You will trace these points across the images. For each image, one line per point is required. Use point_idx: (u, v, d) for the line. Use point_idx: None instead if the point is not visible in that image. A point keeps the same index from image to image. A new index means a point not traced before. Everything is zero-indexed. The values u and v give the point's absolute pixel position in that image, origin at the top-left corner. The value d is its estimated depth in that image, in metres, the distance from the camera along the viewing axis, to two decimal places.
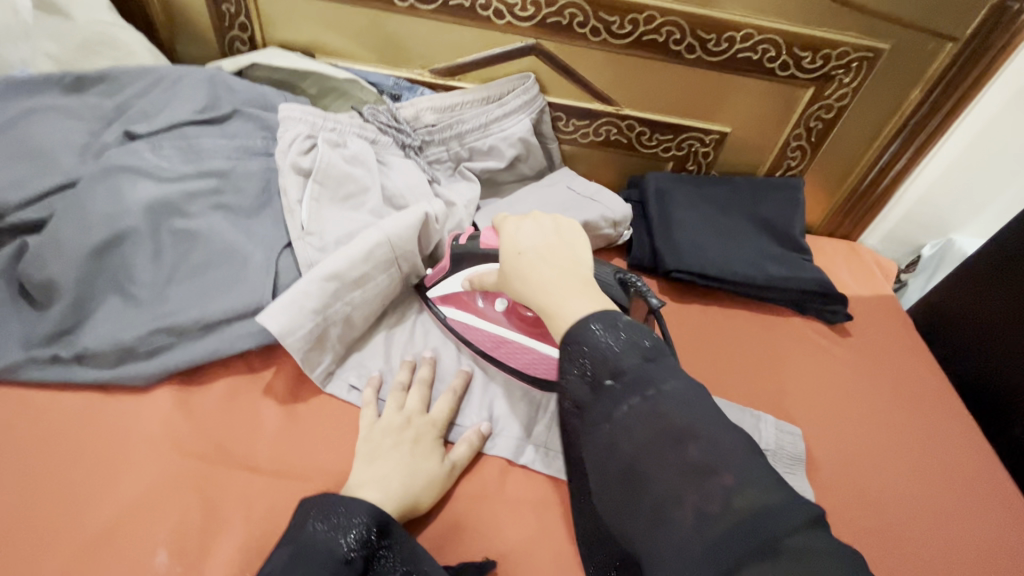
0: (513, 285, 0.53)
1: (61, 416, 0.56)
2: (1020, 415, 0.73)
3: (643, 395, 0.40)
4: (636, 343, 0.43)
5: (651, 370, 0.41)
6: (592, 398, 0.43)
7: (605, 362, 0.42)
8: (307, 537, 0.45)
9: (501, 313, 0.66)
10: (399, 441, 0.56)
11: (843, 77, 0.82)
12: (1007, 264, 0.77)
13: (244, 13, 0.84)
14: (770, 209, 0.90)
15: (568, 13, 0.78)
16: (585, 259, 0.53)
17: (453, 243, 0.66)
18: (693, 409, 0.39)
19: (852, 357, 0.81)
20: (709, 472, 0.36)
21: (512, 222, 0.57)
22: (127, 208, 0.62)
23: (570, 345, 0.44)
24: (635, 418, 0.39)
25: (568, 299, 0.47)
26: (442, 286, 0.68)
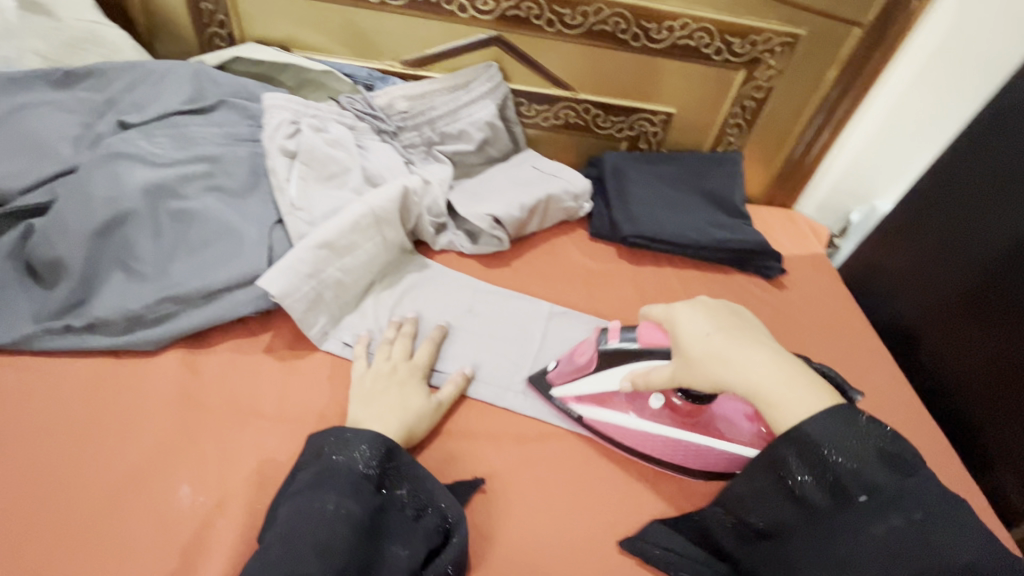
0: (700, 368, 0.51)
1: (78, 381, 0.61)
2: (926, 347, 0.85)
3: (896, 517, 0.43)
4: (879, 448, 0.45)
5: (911, 487, 0.44)
6: (833, 505, 0.45)
7: (853, 475, 0.45)
8: (328, 463, 0.53)
9: (653, 409, 0.64)
10: (389, 384, 0.63)
11: (769, 60, 0.93)
12: (910, 216, 0.90)
13: (222, 11, 0.89)
14: (713, 181, 1.00)
15: (525, 6, 0.87)
16: (774, 341, 0.54)
17: (602, 340, 0.63)
18: (957, 534, 0.42)
19: (789, 306, 0.92)
20: (955, 559, 0.41)
21: (682, 310, 0.56)
22: (127, 190, 0.68)
23: (807, 449, 0.46)
24: (892, 541, 0.43)
25: (789, 395, 0.48)
26: (578, 385, 0.66)
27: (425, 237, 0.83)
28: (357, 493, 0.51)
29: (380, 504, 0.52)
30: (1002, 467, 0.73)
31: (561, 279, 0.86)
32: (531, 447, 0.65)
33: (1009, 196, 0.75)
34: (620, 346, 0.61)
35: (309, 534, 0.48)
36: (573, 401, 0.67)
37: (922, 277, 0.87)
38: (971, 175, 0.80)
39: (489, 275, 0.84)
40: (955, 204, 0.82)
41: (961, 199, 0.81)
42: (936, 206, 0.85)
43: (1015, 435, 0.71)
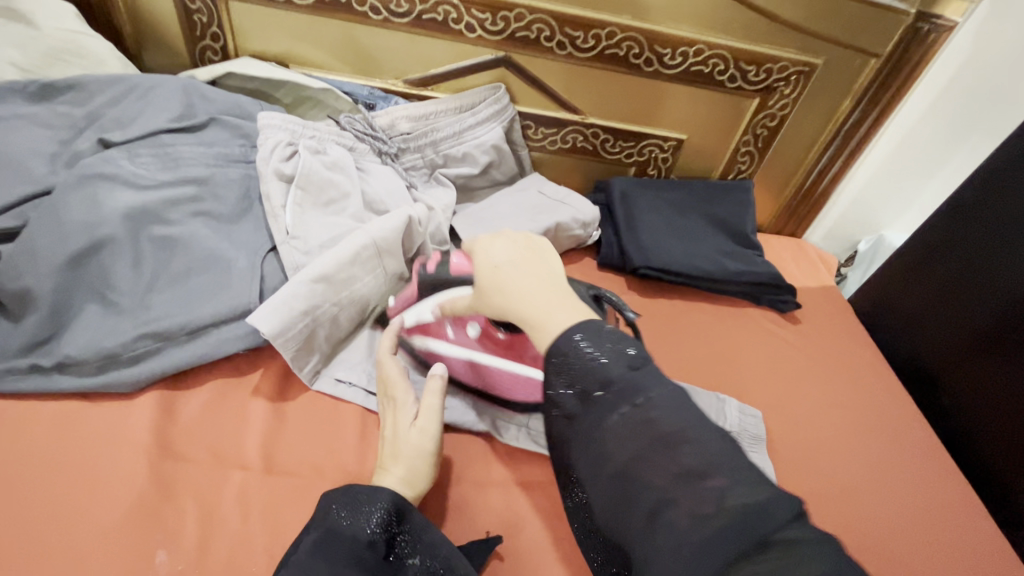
0: (491, 300, 0.50)
1: (41, 429, 0.55)
2: (949, 391, 0.82)
3: (626, 409, 0.41)
4: (623, 355, 0.43)
5: (648, 379, 0.42)
6: (580, 408, 0.43)
7: (594, 372, 0.43)
8: (332, 525, 0.48)
9: (472, 338, 0.64)
10: (386, 424, 0.57)
11: (784, 89, 0.90)
12: (929, 251, 0.87)
13: (217, 24, 0.84)
14: (722, 209, 0.97)
15: (535, 28, 0.83)
16: (559, 270, 0.52)
17: (422, 270, 0.64)
18: (681, 414, 0.40)
19: (802, 341, 0.88)
20: (701, 475, 0.37)
21: (483, 242, 0.54)
22: (105, 216, 0.62)
23: (557, 358, 0.44)
24: (625, 427, 0.41)
25: (551, 312, 0.46)
26: (409, 313, 0.65)
27: None
28: (359, 564, 0.46)
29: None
30: None
31: None
32: (542, 498, 0.60)
33: None
34: (438, 278, 0.61)
35: None
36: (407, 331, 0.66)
37: (941, 313, 0.84)
38: (996, 211, 0.77)
39: None
40: (978, 239, 0.80)
41: (985, 235, 0.79)
42: (957, 241, 0.82)
43: None
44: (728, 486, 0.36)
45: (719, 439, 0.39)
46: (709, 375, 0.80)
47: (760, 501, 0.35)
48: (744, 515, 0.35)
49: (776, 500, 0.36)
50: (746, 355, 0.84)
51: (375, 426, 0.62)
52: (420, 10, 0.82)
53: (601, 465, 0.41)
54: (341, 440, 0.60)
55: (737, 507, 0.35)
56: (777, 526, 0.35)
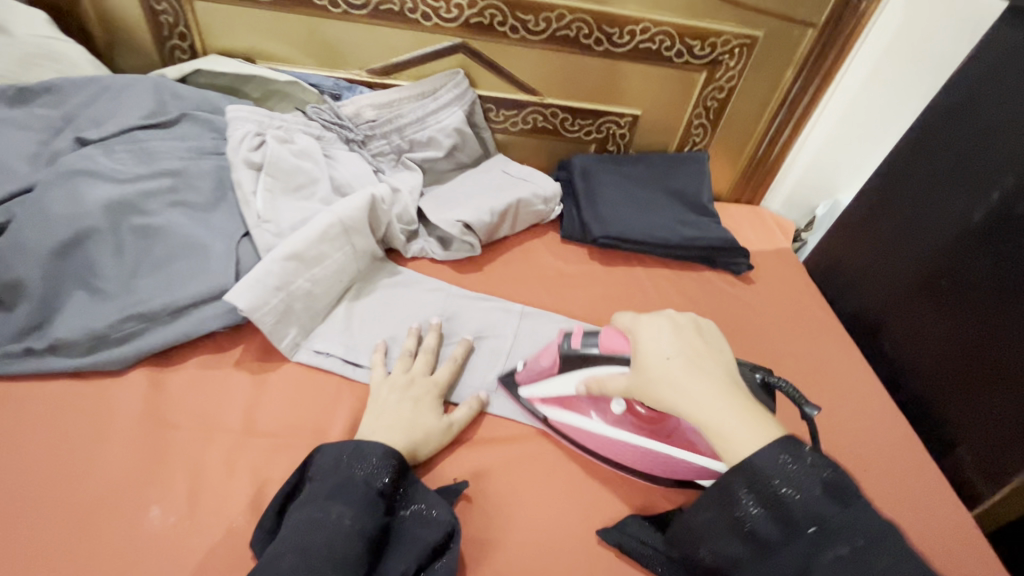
0: (657, 389, 0.52)
1: (40, 407, 0.60)
2: (889, 335, 0.87)
3: (842, 547, 0.42)
4: (822, 480, 0.45)
5: (850, 518, 0.43)
6: (781, 537, 0.44)
7: (800, 507, 0.44)
8: (348, 476, 0.52)
9: (618, 415, 0.64)
10: (408, 396, 0.63)
11: (728, 61, 0.95)
12: (871, 211, 0.92)
13: (183, 23, 0.88)
14: (678, 179, 1.02)
15: (488, 13, 0.87)
16: (728, 363, 0.54)
17: (566, 344, 0.63)
18: (899, 557, 0.41)
19: (757, 301, 0.94)
20: None
21: (646, 326, 0.56)
22: (87, 208, 0.66)
23: (756, 480, 0.46)
24: (841, 568, 0.41)
25: (733, 420, 0.48)
26: (541, 387, 0.66)
27: (396, 245, 0.83)
28: (373, 510, 0.51)
29: (387, 523, 0.52)
30: (962, 445, 0.75)
31: (532, 282, 0.87)
32: (504, 451, 0.65)
33: (959, 185, 0.78)
34: (584, 353, 0.61)
35: (321, 546, 0.46)
36: (539, 401, 0.67)
37: (883, 268, 0.89)
38: (925, 168, 0.83)
39: (461, 280, 0.85)
40: (911, 196, 0.85)
41: (916, 191, 0.84)
42: (894, 199, 0.88)
43: (972, 417, 0.74)
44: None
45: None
46: None
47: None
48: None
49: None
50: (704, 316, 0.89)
51: (348, 391, 0.67)
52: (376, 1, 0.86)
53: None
54: (318, 405, 0.65)
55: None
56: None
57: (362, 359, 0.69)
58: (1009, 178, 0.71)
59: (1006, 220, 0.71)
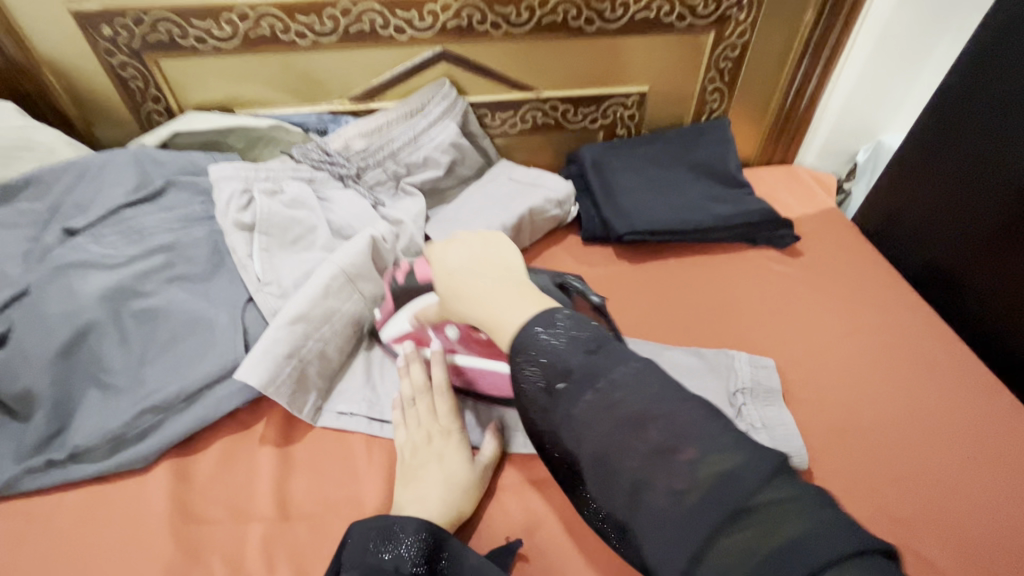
0: (454, 307, 0.50)
1: (69, 521, 0.57)
2: (970, 293, 0.77)
3: (593, 393, 0.39)
4: (576, 337, 0.42)
5: (598, 362, 0.40)
6: (547, 401, 0.41)
7: (553, 366, 0.40)
8: (374, 563, 0.48)
9: (457, 342, 0.63)
10: (434, 452, 0.58)
11: (737, 15, 0.85)
12: (925, 154, 0.82)
13: (154, 85, 0.84)
14: (700, 154, 0.93)
15: (466, 14, 0.80)
16: (518, 264, 0.51)
17: (392, 281, 0.67)
18: (645, 388, 0.38)
19: (808, 274, 0.85)
20: (673, 449, 0.35)
21: (439, 246, 0.53)
22: (83, 303, 0.63)
23: (519, 355, 0.42)
24: (592, 412, 0.38)
25: (508, 309, 0.45)
26: (392, 325, 0.67)
27: None
28: None
29: None
30: None
31: None
32: (557, 492, 0.60)
33: None
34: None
35: None
36: (396, 342, 0.67)
37: (950, 215, 0.79)
38: (986, 99, 0.72)
39: None
40: (973, 132, 0.75)
41: (982, 124, 0.73)
42: (952, 138, 0.78)
43: None
44: (700, 456, 0.34)
45: (677, 393, 0.38)
46: (714, 331, 0.77)
47: (736, 466, 0.33)
48: (713, 486, 0.33)
49: (749, 459, 0.34)
50: (751, 301, 0.81)
51: (382, 451, 0.62)
52: (345, 25, 0.79)
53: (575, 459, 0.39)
54: (352, 473, 0.60)
55: (712, 476, 0.33)
56: (757, 487, 0.32)
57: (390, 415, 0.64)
58: None
59: None
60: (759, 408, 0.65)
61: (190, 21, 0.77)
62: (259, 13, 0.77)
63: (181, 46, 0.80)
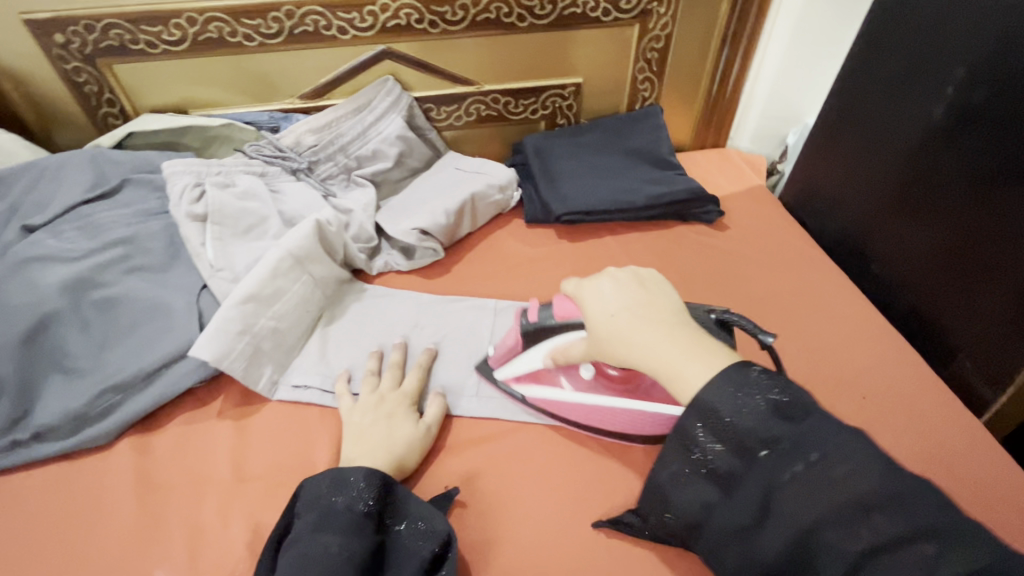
0: (612, 350, 0.52)
1: (35, 496, 0.61)
2: (873, 256, 0.85)
3: (806, 464, 0.40)
4: (771, 398, 0.43)
5: (812, 428, 0.42)
6: (741, 465, 0.43)
7: (756, 433, 0.43)
8: (328, 507, 0.53)
9: (590, 380, 0.64)
10: (383, 412, 0.64)
11: (658, 9, 0.92)
12: (834, 130, 0.89)
13: (108, 89, 0.88)
14: (634, 139, 1.00)
15: (404, 14, 0.85)
16: (678, 307, 0.53)
17: (522, 320, 0.64)
18: (867, 470, 0.39)
19: (734, 246, 0.92)
20: (912, 543, 0.37)
21: (590, 286, 0.55)
22: (44, 293, 0.67)
23: (705, 412, 0.45)
24: (800, 487, 0.40)
25: (687, 360, 0.47)
26: (514, 364, 0.67)
27: (359, 265, 0.82)
28: (362, 534, 0.52)
29: (381, 542, 0.53)
30: (962, 355, 0.72)
31: (502, 275, 0.86)
32: (493, 448, 0.65)
33: (912, 88, 0.74)
34: (539, 325, 0.62)
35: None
36: (513, 380, 0.68)
37: (854, 186, 0.86)
38: (878, 76, 0.79)
39: (431, 287, 0.84)
40: (870, 108, 0.81)
41: (872, 102, 0.81)
42: (854, 114, 0.84)
43: (967, 322, 0.71)
44: (939, 550, 0.36)
45: (894, 475, 0.39)
46: None
47: (978, 566, 0.35)
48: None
49: (990, 555, 0.36)
50: (681, 273, 0.87)
51: (332, 418, 0.67)
52: (289, 26, 0.84)
53: (770, 522, 0.42)
54: (305, 440, 0.65)
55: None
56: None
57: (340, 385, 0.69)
58: (959, 68, 0.67)
59: (966, 112, 0.67)
60: None
61: (140, 27, 0.81)
62: (206, 17, 0.82)
63: (133, 51, 0.84)
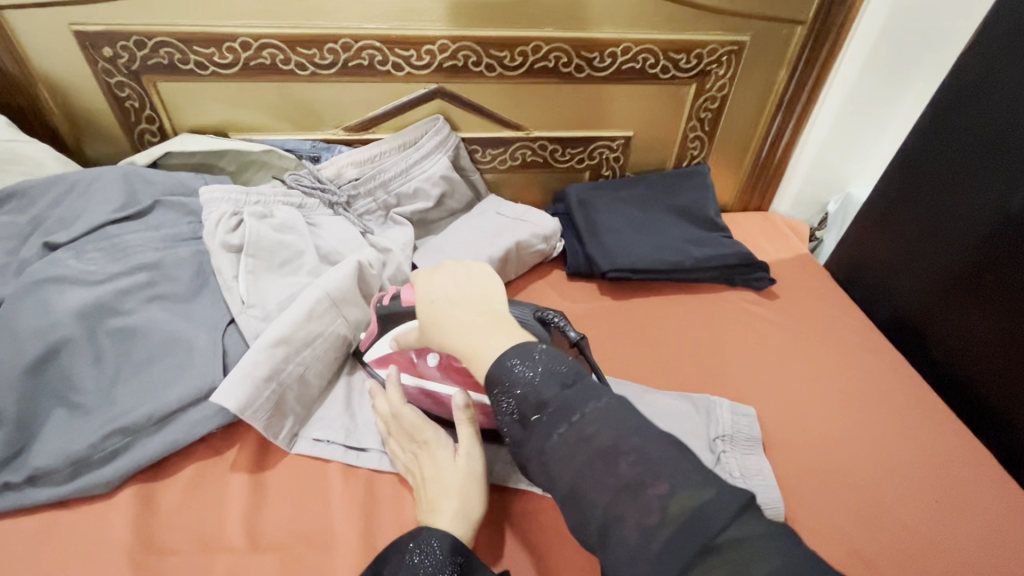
0: (431, 335, 0.51)
1: (20, 548, 0.54)
2: (935, 342, 0.80)
3: (563, 425, 0.41)
4: (547, 369, 0.44)
5: (572, 396, 0.42)
6: (521, 432, 0.43)
7: (529, 397, 0.43)
8: (407, 569, 0.49)
9: (434, 369, 0.62)
10: (422, 475, 0.57)
11: (717, 70, 0.91)
12: (891, 208, 0.86)
13: (149, 106, 0.85)
14: (682, 197, 0.97)
15: (462, 55, 0.84)
16: (498, 292, 0.52)
17: (379, 303, 0.64)
18: (617, 427, 0.40)
19: (783, 316, 0.88)
20: (642, 484, 0.38)
21: (424, 272, 0.55)
22: (58, 319, 0.61)
23: (494, 385, 0.44)
24: (564, 446, 0.40)
25: (488, 342, 0.46)
26: (376, 347, 0.67)
27: None
28: None
29: None
30: None
31: None
32: (533, 527, 0.60)
33: (986, 173, 0.71)
34: (391, 309, 0.62)
35: None
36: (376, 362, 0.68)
37: (916, 266, 0.82)
38: (943, 159, 0.77)
39: None
40: (933, 190, 0.79)
41: (939, 182, 0.78)
42: (915, 194, 0.82)
43: None
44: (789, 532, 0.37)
45: (671, 443, 0.40)
46: (691, 370, 0.79)
47: (702, 503, 0.36)
48: (681, 526, 0.36)
49: None
50: (728, 341, 0.83)
51: (360, 481, 0.61)
52: (344, 59, 0.82)
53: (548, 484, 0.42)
54: (326, 505, 0.59)
55: (681, 512, 0.36)
56: (724, 524, 0.36)
57: (368, 443, 0.63)
58: None
59: None
60: (738, 456, 0.66)
61: (193, 48, 0.79)
62: (261, 43, 0.79)
63: (182, 70, 0.81)
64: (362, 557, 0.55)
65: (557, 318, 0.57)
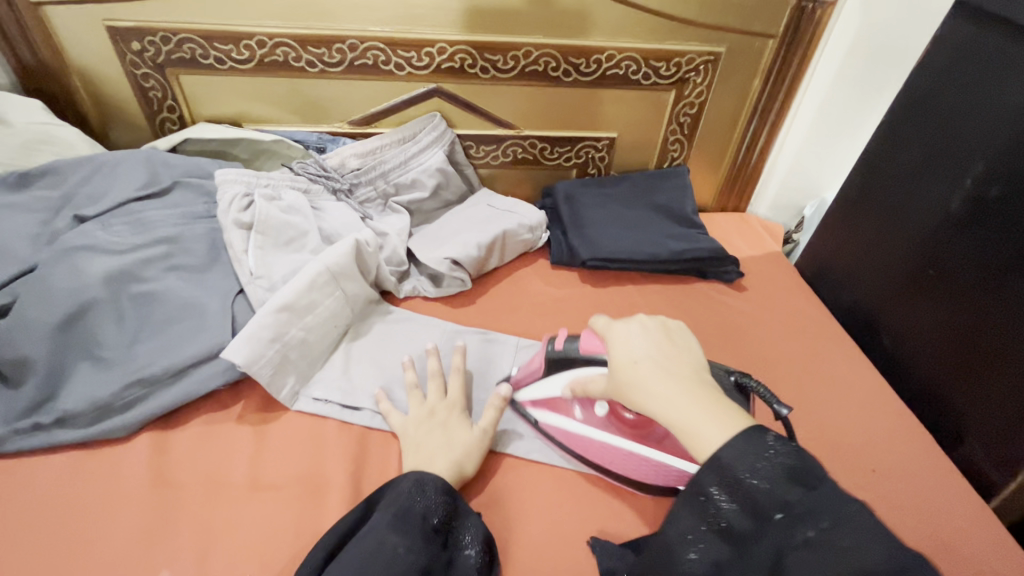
0: (630, 395, 0.52)
1: (48, 481, 0.61)
2: (885, 332, 0.87)
3: (811, 532, 0.40)
4: (785, 467, 0.42)
5: (816, 501, 0.41)
6: (753, 528, 0.42)
7: (765, 496, 0.42)
8: (406, 505, 0.55)
9: (602, 417, 0.67)
10: (431, 428, 0.65)
11: (695, 78, 0.98)
12: (853, 208, 0.93)
13: (171, 96, 0.92)
14: (661, 195, 1.04)
15: (458, 58, 0.91)
16: (703, 366, 0.53)
17: (550, 346, 0.68)
18: (869, 543, 0.39)
19: (750, 307, 0.94)
20: None
21: (619, 328, 0.57)
22: (87, 282, 0.68)
23: (719, 473, 0.43)
24: (812, 558, 0.39)
25: (707, 420, 0.46)
26: (534, 390, 0.71)
27: (388, 287, 0.85)
28: (429, 545, 0.53)
29: (447, 558, 0.55)
30: (970, 436, 0.73)
31: (524, 310, 0.88)
32: (504, 481, 0.66)
33: (931, 177, 0.78)
34: (564, 354, 0.66)
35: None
36: (532, 404, 0.72)
37: (872, 262, 0.89)
38: (896, 165, 0.84)
39: (454, 315, 0.86)
40: (890, 191, 0.85)
41: (892, 185, 0.85)
42: (873, 197, 0.88)
43: (977, 405, 0.72)
44: None
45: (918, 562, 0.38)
46: None
47: None
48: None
49: None
50: (697, 328, 0.90)
51: (351, 435, 0.68)
52: (350, 58, 0.89)
53: None
54: (320, 454, 0.65)
55: None
56: None
57: (360, 403, 0.70)
58: (979, 164, 0.72)
59: (983, 206, 0.71)
60: None
61: (213, 44, 0.87)
62: (275, 42, 0.87)
63: (202, 64, 0.89)
64: (351, 500, 0.61)
65: (760, 389, 0.58)
